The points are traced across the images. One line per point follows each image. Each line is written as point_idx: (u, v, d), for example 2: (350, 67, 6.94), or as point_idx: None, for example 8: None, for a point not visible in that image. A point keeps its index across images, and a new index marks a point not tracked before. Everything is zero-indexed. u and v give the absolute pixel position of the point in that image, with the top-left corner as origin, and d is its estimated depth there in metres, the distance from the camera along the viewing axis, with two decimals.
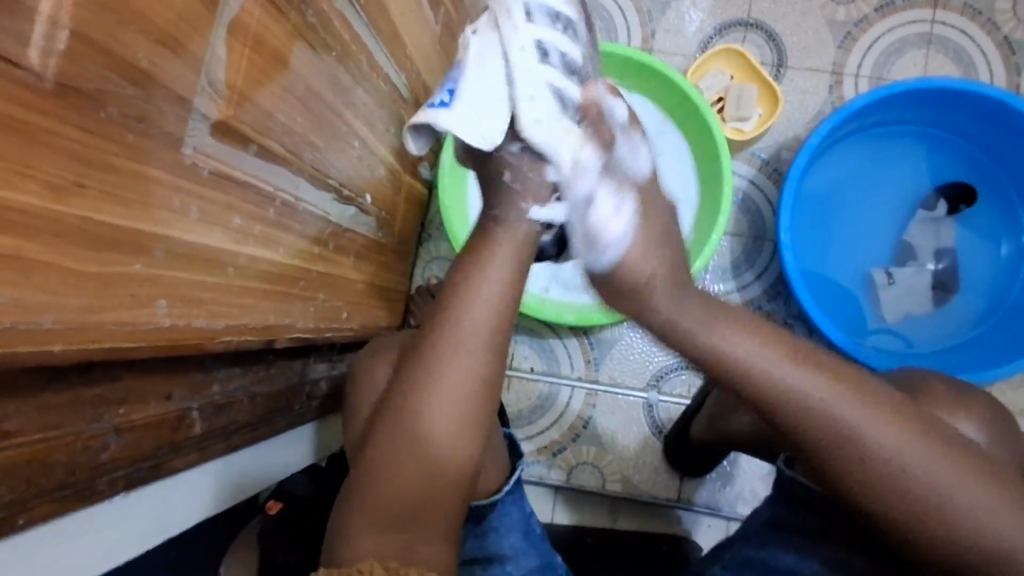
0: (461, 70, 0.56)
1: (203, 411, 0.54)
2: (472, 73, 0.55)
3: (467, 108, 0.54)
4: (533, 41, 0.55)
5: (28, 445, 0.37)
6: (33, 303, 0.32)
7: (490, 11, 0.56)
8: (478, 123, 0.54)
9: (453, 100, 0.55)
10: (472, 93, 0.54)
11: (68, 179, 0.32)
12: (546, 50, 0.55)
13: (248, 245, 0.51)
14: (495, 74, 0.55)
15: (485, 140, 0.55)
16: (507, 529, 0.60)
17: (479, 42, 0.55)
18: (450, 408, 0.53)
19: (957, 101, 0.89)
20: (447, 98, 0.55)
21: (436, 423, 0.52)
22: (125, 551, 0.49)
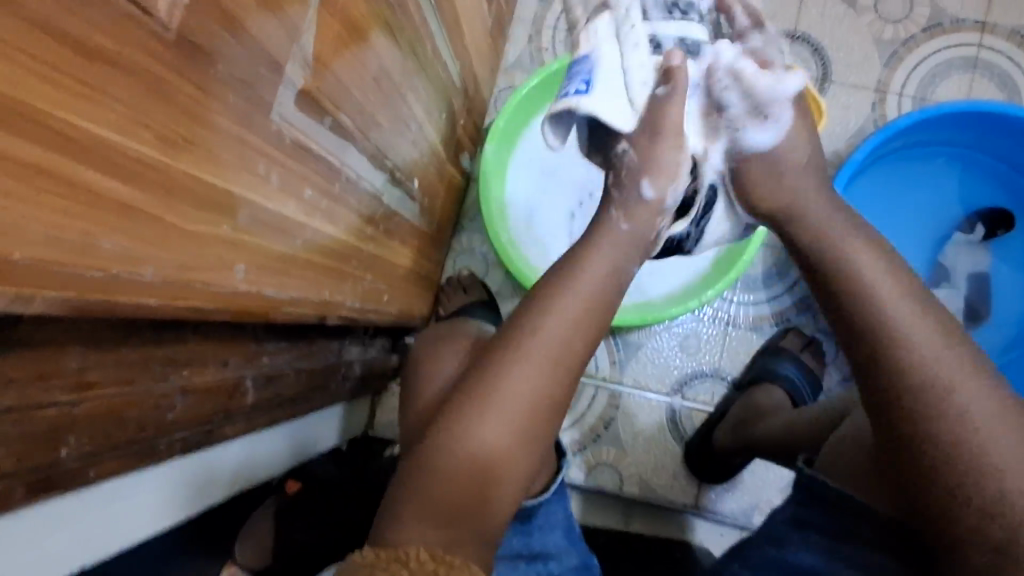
0: (585, 64, 0.56)
1: (255, 382, 0.54)
2: (607, 58, 0.56)
3: (605, 94, 0.56)
4: (646, 35, 0.56)
5: (109, 398, 0.36)
6: (138, 255, 0.31)
7: (608, 9, 0.57)
8: (615, 108, 0.56)
9: (585, 88, 0.55)
10: (614, 78, 0.56)
11: (178, 134, 0.32)
12: (660, 40, 0.57)
13: (315, 218, 0.51)
14: (619, 67, 0.56)
15: (627, 123, 0.57)
16: (550, 528, 0.60)
17: (601, 42, 0.56)
18: (485, 421, 0.50)
19: (1005, 126, 0.89)
20: (579, 88, 0.56)
21: (509, 386, 0.51)
22: (164, 517, 0.50)
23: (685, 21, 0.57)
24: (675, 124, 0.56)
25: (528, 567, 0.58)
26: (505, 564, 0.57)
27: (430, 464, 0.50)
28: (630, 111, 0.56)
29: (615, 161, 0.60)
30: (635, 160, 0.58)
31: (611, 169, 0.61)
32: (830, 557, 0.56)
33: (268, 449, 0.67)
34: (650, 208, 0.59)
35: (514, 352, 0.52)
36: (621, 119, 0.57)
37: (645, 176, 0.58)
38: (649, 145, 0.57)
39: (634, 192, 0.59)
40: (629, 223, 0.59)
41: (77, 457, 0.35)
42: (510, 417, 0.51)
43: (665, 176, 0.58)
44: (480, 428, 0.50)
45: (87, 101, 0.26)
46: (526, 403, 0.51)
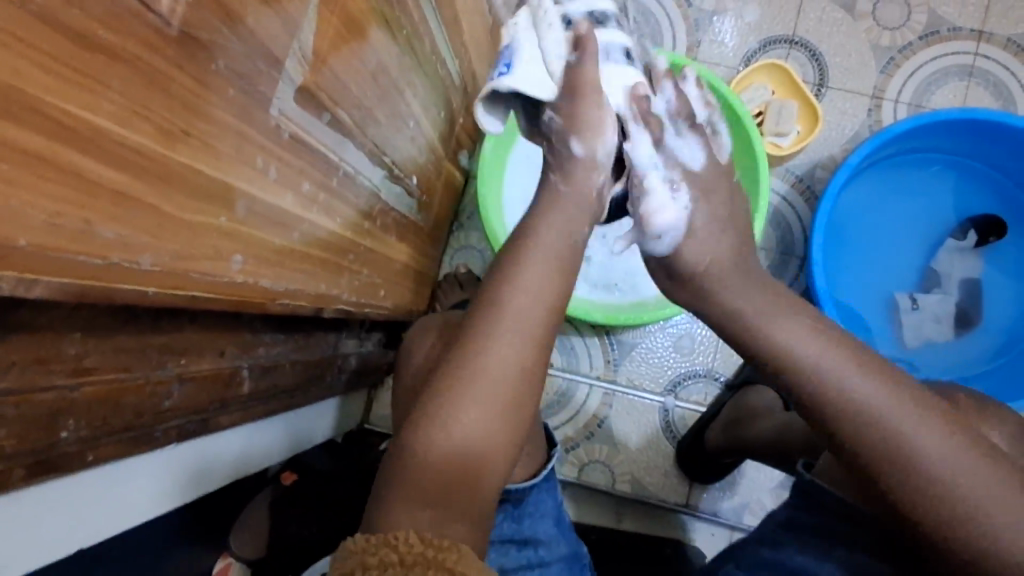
0: (509, 51, 0.59)
1: (251, 371, 0.54)
2: (526, 42, 0.58)
3: (527, 70, 0.58)
4: (559, 16, 0.58)
5: (107, 384, 0.37)
6: (136, 243, 0.32)
7: (527, 4, 0.59)
8: (535, 83, 0.58)
9: (507, 69, 0.58)
10: (531, 55, 0.58)
11: (176, 126, 0.33)
12: (570, 16, 0.59)
13: (312, 211, 0.52)
14: (537, 46, 0.58)
15: (547, 90, 0.58)
16: (541, 516, 0.60)
17: (523, 23, 0.59)
18: (467, 409, 0.50)
19: (998, 134, 0.90)
20: (501, 71, 0.59)
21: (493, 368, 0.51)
22: (162, 502, 0.51)
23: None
24: (592, 83, 0.57)
25: (518, 553, 0.59)
26: (496, 551, 0.58)
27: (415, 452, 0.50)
28: (548, 79, 0.58)
29: (544, 128, 0.60)
30: (561, 124, 0.58)
31: (544, 137, 0.61)
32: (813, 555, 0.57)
33: (265, 441, 0.68)
34: (583, 166, 0.58)
35: (499, 335, 0.52)
36: (542, 88, 0.58)
37: (601, 171, 0.59)
38: (569, 110, 0.58)
39: (565, 151, 0.59)
40: (587, 200, 0.59)
41: (75, 440, 0.36)
42: (495, 407, 0.51)
43: (592, 132, 0.58)
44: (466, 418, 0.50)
45: (87, 91, 0.27)
46: (513, 390, 0.51)
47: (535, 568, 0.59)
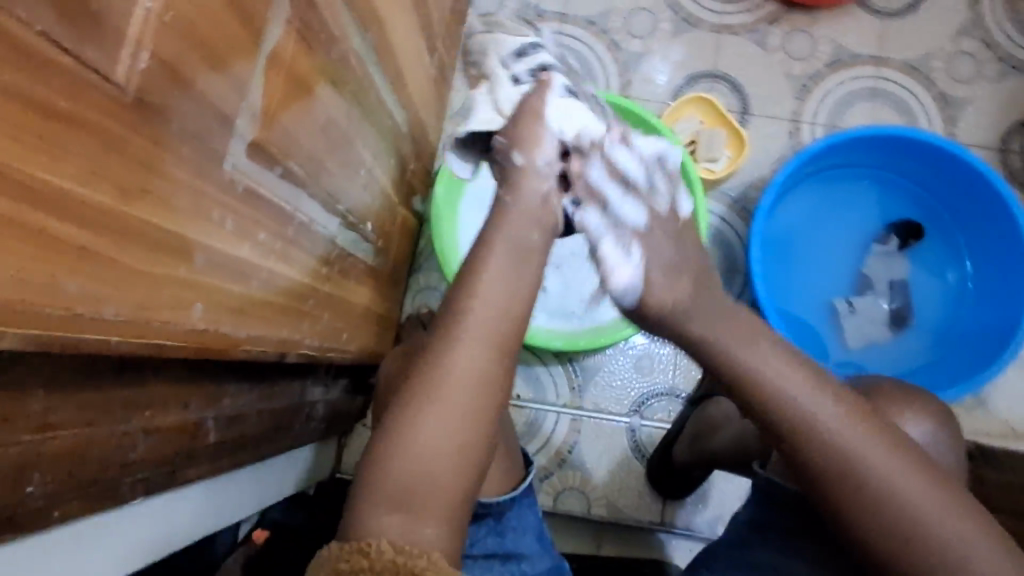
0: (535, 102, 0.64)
1: (216, 422, 0.55)
2: (510, 109, 0.72)
3: (495, 121, 0.71)
4: (509, 75, 0.70)
5: (70, 439, 0.38)
6: (98, 295, 0.34)
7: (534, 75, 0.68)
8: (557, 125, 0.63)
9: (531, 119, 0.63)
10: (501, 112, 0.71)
11: (133, 184, 0.35)
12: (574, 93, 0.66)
13: (269, 259, 0.54)
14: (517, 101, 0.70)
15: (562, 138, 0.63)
16: (523, 530, 0.62)
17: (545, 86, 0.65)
18: (431, 419, 0.52)
19: (902, 146, 0.98)
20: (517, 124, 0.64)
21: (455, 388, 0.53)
22: (135, 560, 0.52)
23: (534, 56, 0.71)
24: (534, 108, 0.63)
25: (502, 567, 0.59)
26: (476, 564, 0.59)
27: (381, 471, 0.51)
28: (496, 116, 0.67)
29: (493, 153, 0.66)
30: (506, 142, 0.63)
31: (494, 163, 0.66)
32: (773, 549, 0.60)
33: (234, 495, 0.67)
34: (529, 174, 0.62)
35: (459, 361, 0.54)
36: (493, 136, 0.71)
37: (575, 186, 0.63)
38: (511, 128, 0.63)
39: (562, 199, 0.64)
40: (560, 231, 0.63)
41: (38, 497, 0.36)
42: (464, 421, 0.52)
43: (531, 145, 0.62)
44: (427, 428, 0.52)
45: (48, 155, 0.29)
46: (475, 412, 0.53)
47: None
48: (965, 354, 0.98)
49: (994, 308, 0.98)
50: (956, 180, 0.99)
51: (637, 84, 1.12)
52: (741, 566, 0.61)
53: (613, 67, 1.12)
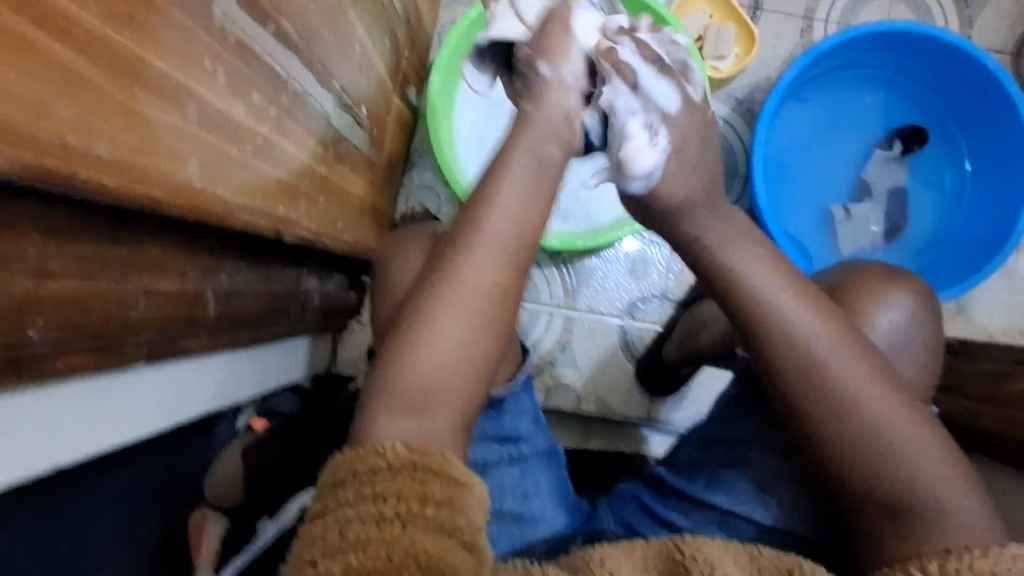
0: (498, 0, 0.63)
1: (215, 295, 0.54)
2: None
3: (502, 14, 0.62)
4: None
5: (71, 288, 0.37)
6: (92, 128, 0.32)
7: None
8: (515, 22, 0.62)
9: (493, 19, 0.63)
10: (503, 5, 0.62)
11: (119, 9, 0.32)
12: None
13: (264, 126, 0.51)
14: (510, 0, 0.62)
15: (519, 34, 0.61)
16: (519, 414, 0.62)
17: None
18: (448, 326, 0.52)
19: (915, 44, 0.95)
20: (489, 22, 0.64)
21: (462, 283, 0.52)
22: (141, 428, 0.54)
23: None
24: (561, 16, 0.59)
25: (500, 448, 0.62)
26: (476, 447, 0.60)
27: (398, 374, 0.52)
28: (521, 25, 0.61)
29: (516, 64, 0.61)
30: (532, 52, 0.59)
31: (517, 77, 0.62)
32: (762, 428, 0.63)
33: (233, 377, 0.68)
34: (553, 86, 0.58)
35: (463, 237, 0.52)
36: (514, 31, 0.62)
37: (542, 60, 0.58)
38: (539, 38, 0.59)
39: (534, 77, 0.59)
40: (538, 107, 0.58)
41: (44, 343, 0.36)
42: (471, 319, 0.52)
43: (558, 55, 0.58)
44: (443, 336, 0.52)
45: None
46: (483, 297, 0.52)
47: (515, 462, 0.62)
48: (957, 259, 0.99)
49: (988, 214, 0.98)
50: (968, 80, 0.96)
51: None
52: (723, 442, 0.63)
53: None
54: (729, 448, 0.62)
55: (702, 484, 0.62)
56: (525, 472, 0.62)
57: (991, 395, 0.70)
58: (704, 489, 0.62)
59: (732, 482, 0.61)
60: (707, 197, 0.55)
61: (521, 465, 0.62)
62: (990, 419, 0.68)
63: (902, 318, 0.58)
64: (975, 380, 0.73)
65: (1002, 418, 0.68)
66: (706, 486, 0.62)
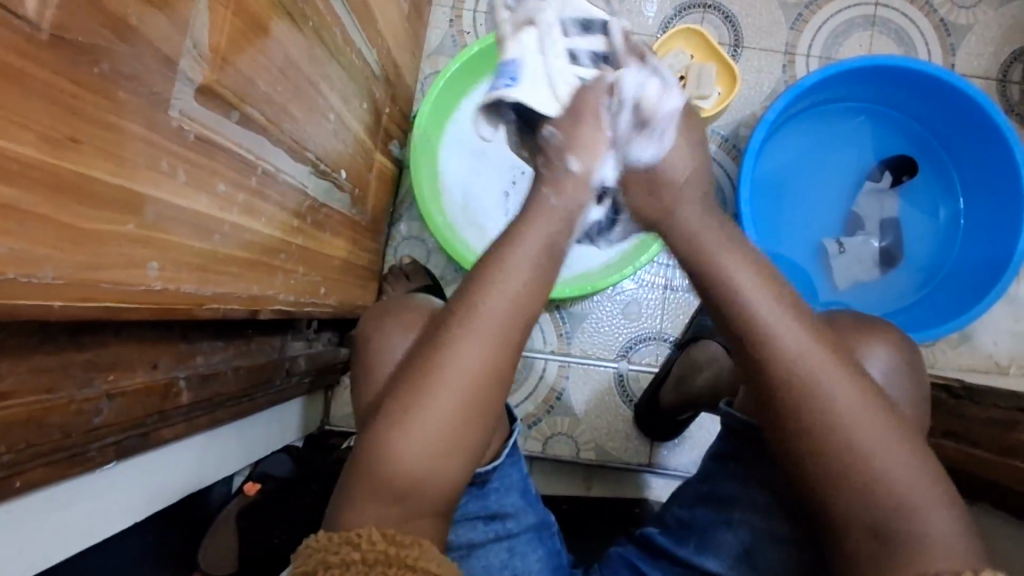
0: (513, 65, 0.61)
1: (189, 381, 0.53)
2: (532, 64, 0.61)
3: (533, 86, 0.61)
4: (565, 49, 0.62)
5: (28, 405, 0.37)
6: (33, 256, 0.32)
7: (532, 25, 0.63)
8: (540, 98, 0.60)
9: (515, 81, 0.60)
10: (534, 74, 0.61)
11: (61, 133, 0.32)
12: (576, 51, 0.62)
13: (232, 212, 0.51)
14: (542, 72, 0.61)
15: (552, 108, 0.60)
16: (507, 490, 0.61)
17: (527, 41, 0.62)
18: (430, 405, 0.47)
19: (899, 76, 0.94)
20: (507, 82, 0.61)
21: (439, 357, 0.48)
22: (115, 522, 0.53)
23: (599, 31, 0.63)
24: (592, 106, 0.60)
25: (486, 526, 0.59)
26: (461, 526, 0.58)
27: (382, 453, 0.47)
28: (552, 97, 0.60)
29: (542, 145, 0.61)
30: (561, 139, 0.59)
31: (539, 154, 0.62)
32: None
33: (216, 453, 0.68)
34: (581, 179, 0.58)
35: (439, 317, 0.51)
36: (545, 106, 0.61)
37: (570, 152, 0.58)
38: (571, 125, 0.60)
39: (561, 166, 0.58)
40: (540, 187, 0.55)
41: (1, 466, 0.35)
42: (450, 398, 0.47)
43: (587, 150, 0.59)
44: (424, 417, 0.47)
45: None
46: (465, 377, 0.48)
47: (503, 539, 0.60)
48: (954, 291, 0.97)
49: (983, 245, 0.97)
50: (953, 111, 0.95)
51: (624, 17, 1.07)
52: (709, 501, 0.60)
53: None
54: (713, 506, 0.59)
55: (693, 548, 0.58)
56: (513, 550, 0.60)
57: (998, 445, 0.68)
58: (694, 553, 0.58)
59: (721, 546, 0.57)
60: (691, 254, 0.53)
61: (509, 543, 0.60)
62: (1002, 472, 0.66)
63: (907, 380, 0.55)
64: (981, 427, 0.72)
65: (1005, 466, 0.66)
66: (698, 550, 0.58)
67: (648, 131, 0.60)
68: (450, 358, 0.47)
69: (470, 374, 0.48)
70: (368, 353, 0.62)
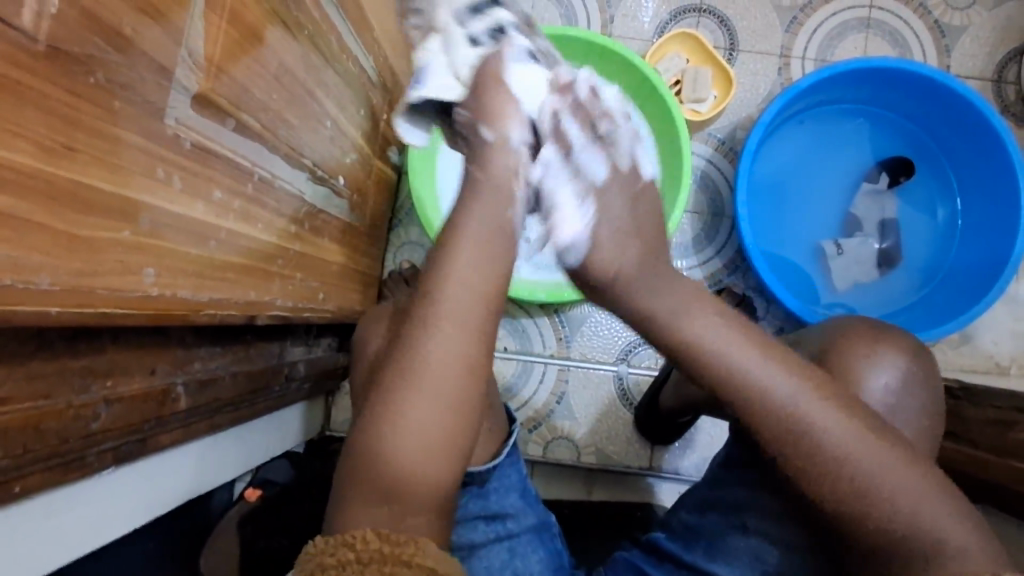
0: (422, 67, 0.64)
1: (187, 387, 0.54)
2: (435, 60, 0.63)
3: (436, 79, 0.63)
4: (464, 36, 0.62)
5: (24, 411, 0.37)
6: (29, 263, 0.33)
7: (438, 30, 0.64)
8: (444, 87, 0.62)
9: (421, 82, 0.63)
10: (439, 69, 0.63)
11: (57, 142, 0.33)
12: (475, 35, 0.62)
13: (228, 219, 0.52)
14: (447, 62, 0.62)
15: (455, 94, 0.62)
16: (506, 490, 0.61)
17: (432, 44, 0.64)
18: (422, 408, 0.47)
19: (894, 78, 0.95)
20: (416, 84, 0.64)
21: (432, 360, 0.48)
22: (115, 527, 0.53)
23: (490, 11, 0.63)
24: (495, 73, 0.59)
25: (487, 527, 0.60)
26: (463, 526, 0.59)
27: (376, 457, 0.47)
28: (453, 83, 0.62)
29: (458, 129, 0.61)
30: (470, 116, 0.59)
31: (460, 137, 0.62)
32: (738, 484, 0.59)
33: (215, 458, 0.68)
34: (501, 150, 0.57)
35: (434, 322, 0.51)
36: (450, 92, 0.62)
37: (484, 122, 0.57)
38: (476, 101, 0.59)
39: (477, 140, 0.58)
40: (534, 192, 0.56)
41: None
42: (443, 401, 0.48)
43: (501, 121, 0.57)
44: (417, 420, 0.47)
45: None
46: (458, 380, 0.48)
47: (503, 539, 0.60)
48: (955, 291, 0.97)
49: (983, 244, 0.96)
50: (950, 111, 0.95)
51: (619, 22, 1.07)
52: (716, 506, 0.60)
53: (594, 5, 1.07)
54: (711, 507, 0.59)
55: (701, 552, 0.59)
56: (514, 551, 0.60)
57: (1000, 444, 0.68)
58: (704, 559, 0.58)
59: (731, 551, 0.57)
60: None
61: (510, 543, 0.60)
62: (1004, 472, 0.66)
63: (904, 380, 0.55)
64: (981, 427, 0.71)
65: (1007, 467, 0.66)
66: (706, 555, 0.58)
67: (580, 162, 0.57)
68: (442, 361, 0.48)
69: (465, 378, 0.48)
70: (366, 358, 0.62)
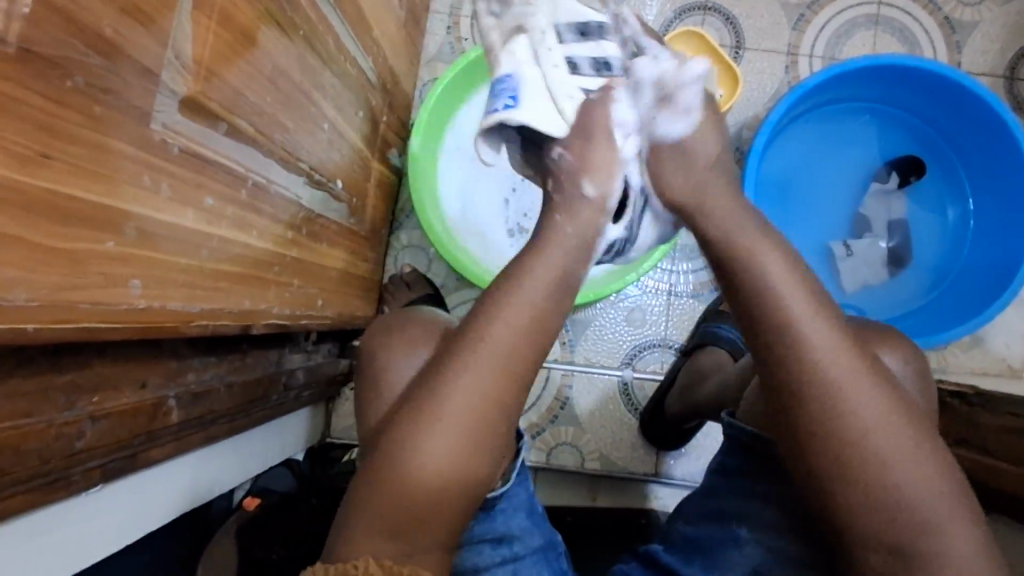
0: (509, 81, 0.59)
1: (180, 400, 0.52)
2: (530, 77, 0.59)
3: (536, 104, 0.59)
4: (565, 57, 0.60)
5: (5, 431, 0.36)
6: (3, 279, 0.31)
7: (522, 32, 0.60)
8: (546, 118, 0.59)
9: (514, 102, 0.58)
10: (534, 91, 0.59)
11: (32, 150, 0.31)
12: (575, 59, 0.60)
13: (221, 227, 0.50)
14: (541, 81, 0.59)
15: (558, 128, 0.59)
16: (514, 510, 0.59)
17: (518, 53, 0.59)
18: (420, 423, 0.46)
19: (904, 76, 0.92)
20: (507, 103, 0.59)
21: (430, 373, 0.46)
22: (104, 545, 0.51)
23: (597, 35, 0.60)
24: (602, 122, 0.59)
25: (493, 550, 0.58)
26: (466, 551, 0.57)
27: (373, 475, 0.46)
28: (557, 116, 0.59)
29: (551, 166, 0.60)
30: (572, 162, 0.58)
31: (549, 177, 0.61)
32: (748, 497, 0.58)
33: (211, 470, 0.66)
34: (589, 203, 0.57)
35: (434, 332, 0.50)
36: (552, 124, 0.59)
37: (584, 177, 0.57)
38: (556, 134, 0.58)
39: (575, 192, 0.57)
40: None
41: None
42: (442, 415, 0.46)
43: (602, 175, 0.58)
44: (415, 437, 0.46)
45: None
46: (458, 394, 0.46)
47: (509, 563, 0.58)
48: (967, 293, 0.95)
49: (996, 246, 0.94)
50: (961, 110, 0.93)
51: None
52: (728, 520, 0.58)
53: None
54: (721, 522, 0.57)
55: (700, 566, 0.56)
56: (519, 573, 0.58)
57: (1017, 454, 0.66)
58: (700, 573, 0.56)
59: (731, 564, 0.55)
60: None
61: (515, 566, 0.58)
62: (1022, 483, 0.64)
63: (920, 391, 0.53)
64: (998, 436, 0.69)
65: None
66: (705, 568, 0.56)
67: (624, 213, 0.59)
68: (442, 374, 0.46)
69: (466, 391, 0.46)
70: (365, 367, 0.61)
